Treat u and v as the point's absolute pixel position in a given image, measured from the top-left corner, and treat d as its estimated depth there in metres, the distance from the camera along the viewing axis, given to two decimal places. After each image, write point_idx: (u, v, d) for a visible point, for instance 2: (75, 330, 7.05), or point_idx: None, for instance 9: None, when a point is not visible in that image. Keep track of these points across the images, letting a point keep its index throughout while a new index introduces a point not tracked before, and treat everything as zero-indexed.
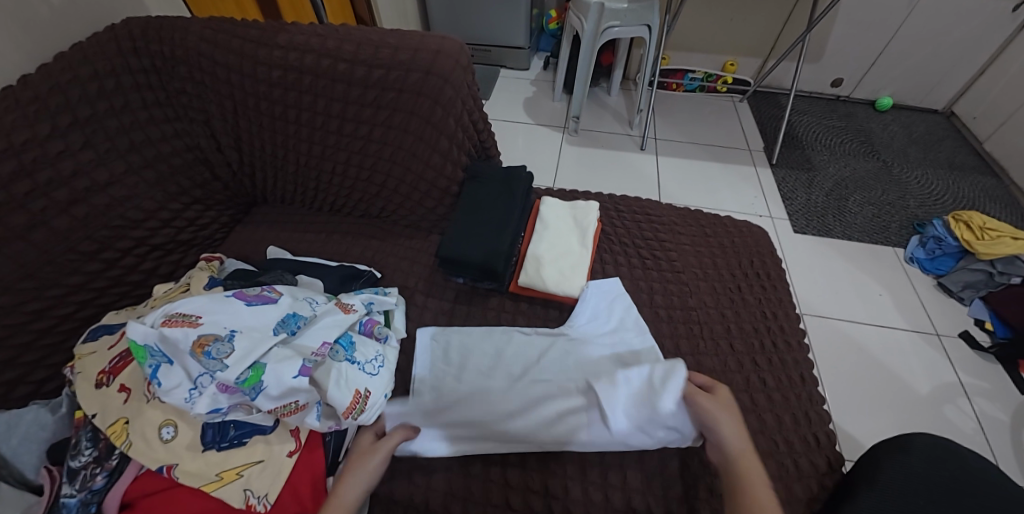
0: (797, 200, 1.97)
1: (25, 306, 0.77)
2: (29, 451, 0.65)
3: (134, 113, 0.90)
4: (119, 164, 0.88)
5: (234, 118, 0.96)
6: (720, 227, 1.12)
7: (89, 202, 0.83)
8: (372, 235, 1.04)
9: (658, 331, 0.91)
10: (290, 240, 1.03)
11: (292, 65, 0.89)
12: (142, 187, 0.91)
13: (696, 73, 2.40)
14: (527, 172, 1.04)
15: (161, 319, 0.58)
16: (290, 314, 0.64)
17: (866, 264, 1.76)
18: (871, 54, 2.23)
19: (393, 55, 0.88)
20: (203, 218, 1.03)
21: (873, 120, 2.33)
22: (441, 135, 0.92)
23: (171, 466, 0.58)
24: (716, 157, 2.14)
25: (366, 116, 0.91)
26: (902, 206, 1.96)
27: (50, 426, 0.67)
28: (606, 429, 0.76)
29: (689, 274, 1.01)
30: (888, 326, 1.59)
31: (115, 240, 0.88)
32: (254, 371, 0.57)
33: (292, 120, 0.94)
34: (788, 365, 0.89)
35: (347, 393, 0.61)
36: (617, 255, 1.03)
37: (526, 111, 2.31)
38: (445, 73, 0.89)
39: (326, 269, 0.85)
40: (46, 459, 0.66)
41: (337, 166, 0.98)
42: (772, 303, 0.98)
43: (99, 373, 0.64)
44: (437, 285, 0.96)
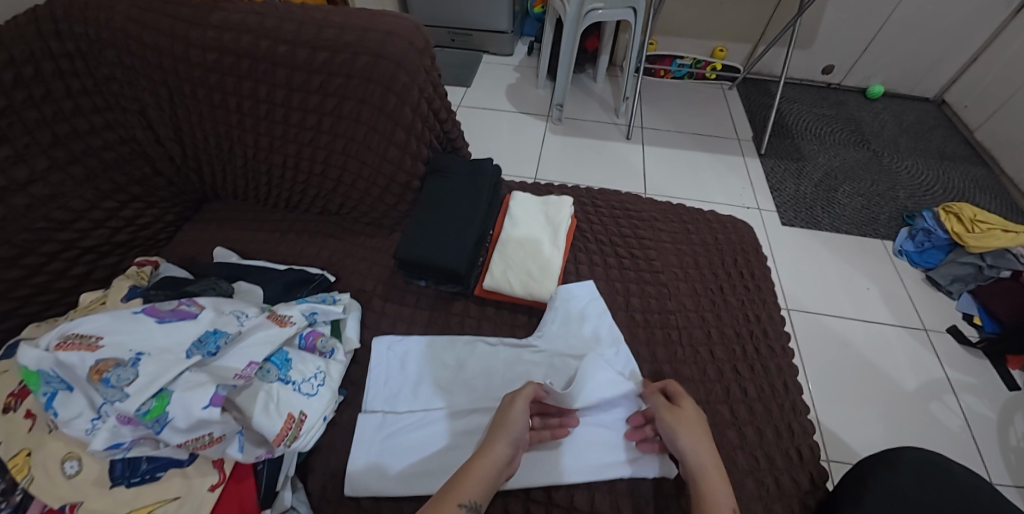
0: (785, 191, 1.92)
1: None
2: None
3: (57, 102, 0.81)
4: (41, 159, 0.79)
5: (171, 107, 0.88)
6: (702, 223, 1.06)
7: (6, 203, 0.75)
8: (330, 234, 0.96)
9: (633, 337, 0.85)
10: (240, 240, 0.96)
11: (228, 47, 0.81)
12: (69, 184, 0.83)
13: (685, 59, 2.33)
14: (493, 164, 0.97)
15: (57, 341, 0.51)
16: (211, 331, 0.57)
17: (854, 257, 1.71)
18: (862, 40, 2.16)
19: (339, 35, 0.81)
20: (144, 217, 0.95)
21: (864, 108, 2.28)
22: (397, 125, 0.84)
23: (74, 504, 0.51)
24: (704, 147, 2.08)
25: (313, 104, 0.83)
26: (892, 197, 1.92)
27: None
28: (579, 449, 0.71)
29: (669, 275, 0.94)
30: (876, 321, 1.54)
31: (39, 244, 0.80)
32: (159, 399, 0.50)
33: (234, 108, 0.86)
34: (771, 372, 0.83)
35: (277, 420, 0.54)
36: (592, 255, 0.96)
37: (509, 99, 2.23)
38: (398, 56, 0.81)
39: (269, 274, 0.78)
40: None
41: (287, 160, 0.91)
42: (755, 304, 0.92)
43: (8, 395, 0.56)
44: (397, 289, 0.89)
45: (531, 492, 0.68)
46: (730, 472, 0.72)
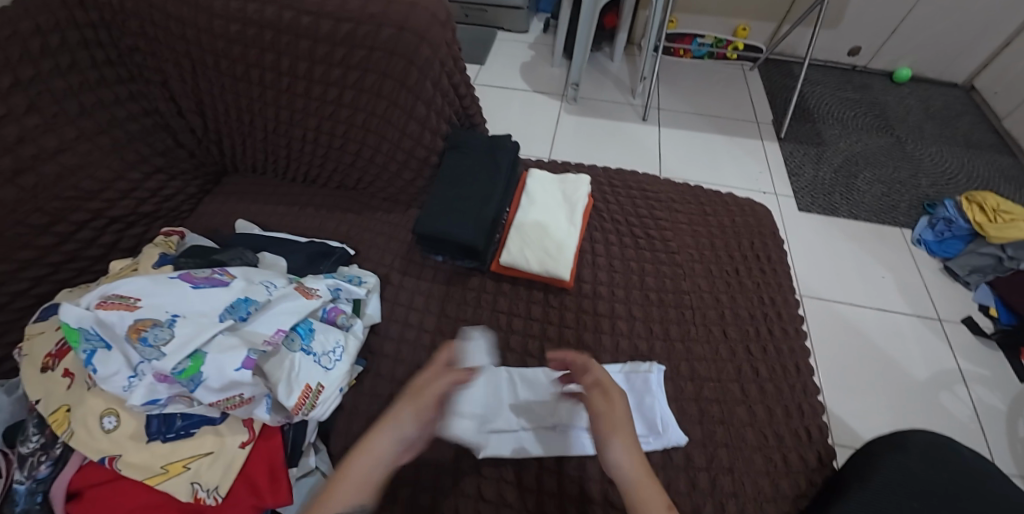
0: (803, 176, 1.89)
1: None
2: None
3: (83, 72, 0.83)
4: (69, 129, 0.81)
5: (194, 79, 0.89)
6: (720, 207, 1.05)
7: (37, 171, 0.77)
8: (348, 209, 0.98)
9: (646, 316, 0.85)
10: (260, 213, 0.97)
11: (250, 18, 0.80)
12: (96, 153, 0.85)
13: (705, 38, 2.27)
14: (512, 140, 0.97)
15: (98, 301, 0.54)
16: (241, 298, 0.58)
17: (872, 245, 1.70)
18: (893, 21, 2.10)
19: (362, 6, 0.80)
20: (167, 188, 0.96)
21: (890, 93, 2.22)
22: (418, 99, 0.84)
23: (113, 457, 0.53)
24: (721, 129, 2.05)
25: (335, 77, 0.83)
26: (913, 185, 1.88)
27: (6, 408, 0.62)
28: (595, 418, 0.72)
29: (684, 255, 0.94)
30: (889, 310, 1.54)
31: (68, 212, 0.82)
32: (194, 360, 0.52)
33: (257, 81, 0.86)
34: (783, 354, 0.84)
35: (293, 390, 0.57)
36: (608, 234, 0.96)
37: (524, 77, 2.20)
38: (421, 29, 0.80)
39: (291, 246, 0.80)
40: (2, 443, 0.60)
41: (307, 134, 0.91)
42: (770, 287, 0.92)
43: (46, 356, 0.59)
44: (415, 264, 0.90)
45: (545, 460, 0.70)
46: (738, 449, 0.73)
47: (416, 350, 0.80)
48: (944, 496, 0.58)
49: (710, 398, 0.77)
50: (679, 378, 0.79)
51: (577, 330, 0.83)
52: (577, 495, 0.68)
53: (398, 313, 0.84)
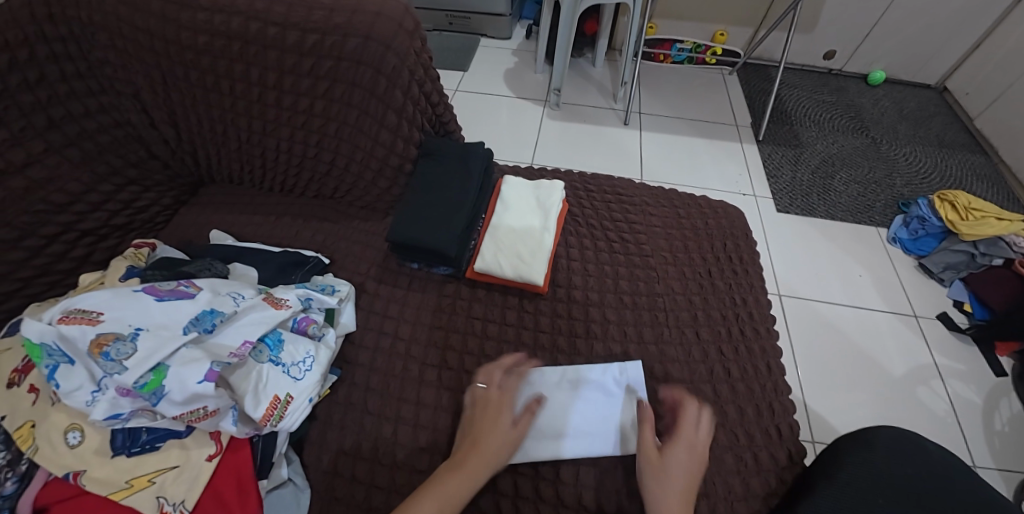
0: (781, 178, 1.92)
1: None
2: None
3: (52, 86, 0.82)
4: (38, 143, 0.81)
5: (164, 91, 0.89)
6: (694, 209, 1.06)
7: (4, 186, 0.77)
8: (324, 218, 0.98)
9: (620, 319, 0.86)
10: (236, 224, 0.97)
11: (217, 29, 0.81)
12: (65, 167, 0.85)
13: (684, 43, 2.31)
14: (485, 147, 0.97)
15: (59, 315, 0.53)
16: (207, 311, 0.58)
17: (848, 244, 1.73)
18: (864, 25, 2.15)
19: (328, 17, 0.80)
20: (142, 200, 0.96)
21: (864, 95, 2.27)
22: (389, 108, 0.85)
23: (77, 472, 0.53)
24: (701, 132, 2.08)
25: (304, 88, 0.84)
26: (888, 184, 1.92)
27: None
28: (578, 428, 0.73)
29: (658, 258, 0.95)
30: (866, 308, 1.57)
31: (38, 226, 0.81)
32: (156, 373, 0.52)
33: (227, 92, 0.87)
34: (755, 354, 0.85)
35: (260, 401, 0.57)
36: (583, 238, 0.97)
37: (507, 84, 2.22)
38: (387, 38, 0.81)
39: (264, 256, 0.80)
40: None
41: (280, 143, 0.92)
42: (742, 288, 0.93)
43: (12, 371, 0.58)
44: (391, 271, 0.91)
45: (518, 465, 0.71)
46: (709, 448, 0.74)
47: (391, 358, 0.80)
48: (907, 487, 0.59)
49: None
50: (652, 380, 0.80)
51: (551, 334, 0.84)
52: (550, 499, 0.68)
53: (373, 321, 0.84)
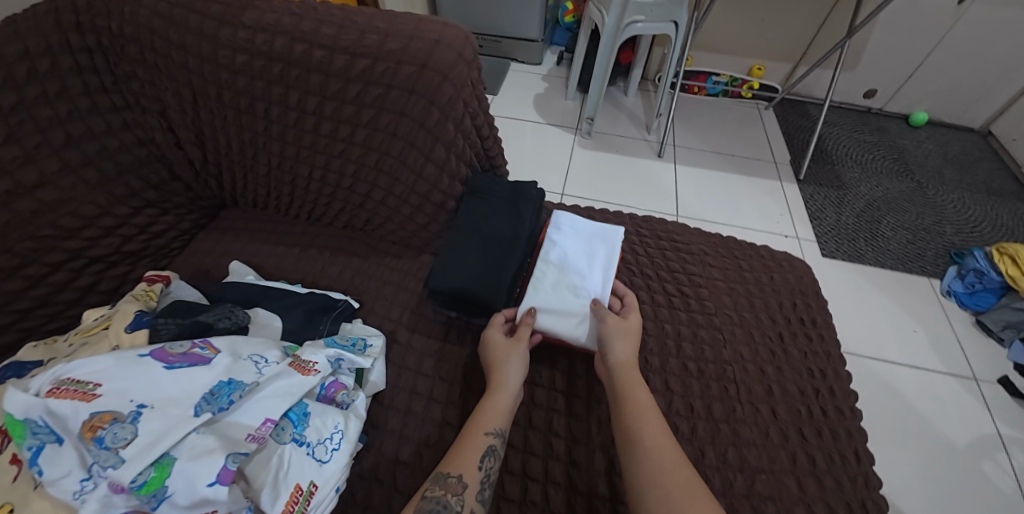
0: (825, 220, 1.82)
1: None
2: None
3: (73, 100, 0.75)
4: (52, 161, 0.73)
5: (194, 110, 0.81)
6: (757, 262, 0.96)
7: (9, 208, 0.69)
8: (354, 253, 0.89)
9: (685, 390, 0.75)
10: (258, 254, 0.89)
11: (259, 49, 0.73)
12: (81, 188, 0.76)
13: (721, 76, 2.25)
14: (538, 188, 0.88)
15: (49, 386, 0.44)
16: (225, 382, 0.50)
17: (901, 296, 1.61)
18: (910, 65, 2.07)
19: (381, 42, 0.73)
20: (159, 224, 0.88)
21: (906, 136, 2.18)
22: (438, 141, 0.77)
23: None
24: (737, 168, 1.99)
25: (347, 115, 0.76)
26: (937, 232, 1.81)
27: None
28: (583, 259, 0.82)
29: (722, 318, 0.85)
30: (924, 368, 1.44)
31: (43, 253, 0.73)
32: (159, 467, 0.43)
33: (261, 115, 0.79)
34: (840, 439, 0.73)
35: (280, 493, 0.48)
36: (639, 291, 0.88)
37: (537, 109, 2.15)
38: (444, 66, 0.73)
39: (290, 299, 0.71)
40: None
41: (313, 172, 0.84)
42: (818, 357, 0.82)
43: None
44: (426, 319, 0.81)
45: None
46: None
47: (425, 424, 0.69)
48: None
49: (763, 495, 0.66)
50: (726, 469, 0.68)
51: (607, 405, 0.73)
52: None
53: (406, 378, 0.74)
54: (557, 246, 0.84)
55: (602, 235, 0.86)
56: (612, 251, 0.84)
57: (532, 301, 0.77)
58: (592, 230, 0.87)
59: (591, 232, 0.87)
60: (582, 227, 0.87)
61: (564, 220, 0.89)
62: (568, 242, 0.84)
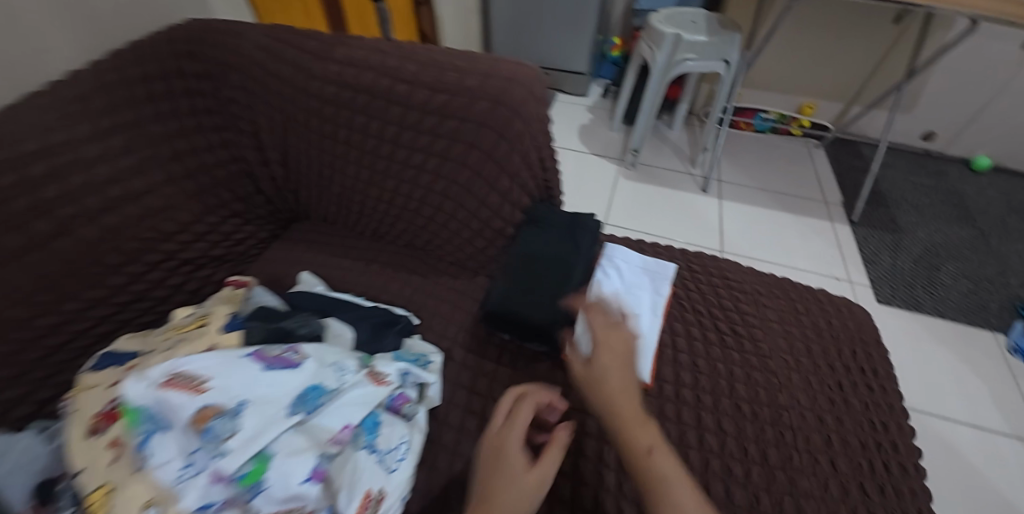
0: (879, 264, 1.76)
1: (37, 320, 0.69)
2: (18, 479, 0.60)
3: (180, 119, 0.84)
4: (158, 172, 0.81)
5: (283, 133, 0.89)
6: (812, 305, 0.95)
7: (121, 212, 0.77)
8: (413, 270, 0.94)
9: (738, 432, 0.74)
10: (326, 266, 0.95)
11: (348, 82, 0.81)
12: (179, 197, 0.84)
13: (769, 113, 2.24)
14: (594, 220, 0.91)
15: (164, 377, 0.49)
16: (312, 386, 0.55)
17: (963, 351, 1.53)
18: (971, 109, 2.02)
19: (460, 80, 0.79)
20: (239, 233, 0.95)
21: (968, 181, 2.09)
22: (504, 172, 0.81)
23: None
24: (785, 206, 1.96)
25: (422, 144, 0.82)
26: (1003, 284, 1.72)
27: (42, 458, 0.64)
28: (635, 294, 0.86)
29: (778, 361, 0.84)
30: (989, 431, 1.35)
31: (143, 253, 0.80)
32: (258, 462, 0.48)
33: (343, 140, 0.85)
34: (904, 497, 0.70)
35: (354, 497, 0.50)
36: (690, 326, 0.88)
37: (581, 138, 2.21)
38: (517, 103, 0.79)
39: (359, 312, 0.75)
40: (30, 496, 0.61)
41: (383, 194, 0.89)
42: (880, 409, 0.80)
43: (95, 416, 0.56)
44: (480, 339, 0.84)
45: None
46: None
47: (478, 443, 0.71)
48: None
49: None
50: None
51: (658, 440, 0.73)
52: None
53: (460, 396, 0.77)
54: (611, 280, 0.88)
55: (652, 273, 0.90)
56: (662, 288, 0.88)
57: (586, 333, 0.79)
58: (643, 267, 0.91)
59: (642, 267, 0.91)
60: (638, 262, 0.91)
61: (615, 255, 0.92)
62: (620, 279, 0.88)
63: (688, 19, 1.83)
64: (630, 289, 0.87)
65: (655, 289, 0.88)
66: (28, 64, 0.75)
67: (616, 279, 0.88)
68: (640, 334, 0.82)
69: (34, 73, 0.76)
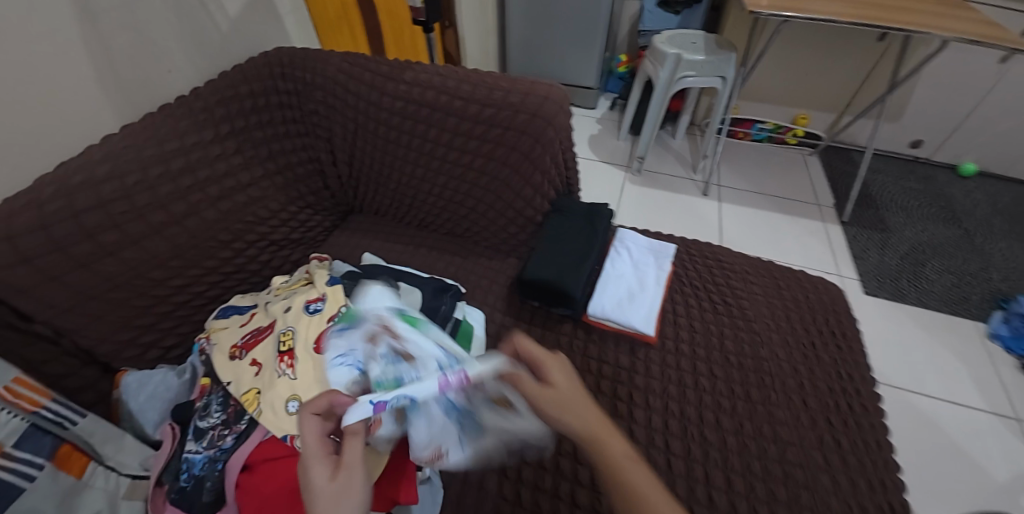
0: (868, 260, 1.92)
1: (169, 281, 0.88)
2: (154, 408, 0.79)
3: (274, 126, 1.04)
4: (257, 169, 1.01)
5: (353, 139, 1.09)
6: (793, 282, 1.12)
7: (231, 199, 0.96)
8: (455, 253, 1.13)
9: (727, 378, 0.91)
10: (383, 249, 1.13)
11: (413, 98, 1.01)
12: (271, 190, 1.04)
13: (765, 124, 2.43)
14: (608, 210, 1.09)
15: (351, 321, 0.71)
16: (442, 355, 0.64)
17: (944, 336, 1.67)
18: (954, 119, 2.19)
19: (505, 97, 0.98)
20: (311, 221, 1.14)
21: (954, 186, 2.25)
22: (537, 169, 1.00)
23: (293, 436, 0.66)
24: (780, 209, 2.13)
25: (470, 147, 1.01)
26: (984, 278, 1.87)
27: (174, 388, 0.82)
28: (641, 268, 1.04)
29: (761, 324, 1.01)
30: (965, 405, 1.49)
31: (245, 233, 0.99)
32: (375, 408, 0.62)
33: (404, 144, 1.05)
34: (864, 428, 0.87)
35: (426, 449, 0.63)
36: (688, 297, 1.06)
37: (591, 147, 2.40)
38: (550, 116, 0.97)
39: (420, 279, 0.93)
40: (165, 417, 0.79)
41: (434, 188, 1.09)
42: (847, 364, 0.97)
43: (234, 346, 0.76)
44: (514, 306, 1.03)
45: None
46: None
47: None
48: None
49: (793, 462, 0.81)
50: (761, 440, 0.83)
51: (662, 382, 0.90)
52: None
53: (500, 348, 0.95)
54: (621, 257, 1.06)
55: (657, 250, 1.08)
56: (666, 262, 1.05)
57: (601, 299, 0.97)
58: (650, 247, 1.09)
59: (648, 247, 1.09)
60: (644, 243, 1.09)
61: (626, 238, 1.11)
62: (629, 256, 1.06)
63: (690, 40, 2.04)
64: (637, 263, 1.04)
65: (660, 263, 1.05)
66: (161, 82, 0.95)
67: (625, 257, 1.06)
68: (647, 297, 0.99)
69: (165, 89, 0.97)
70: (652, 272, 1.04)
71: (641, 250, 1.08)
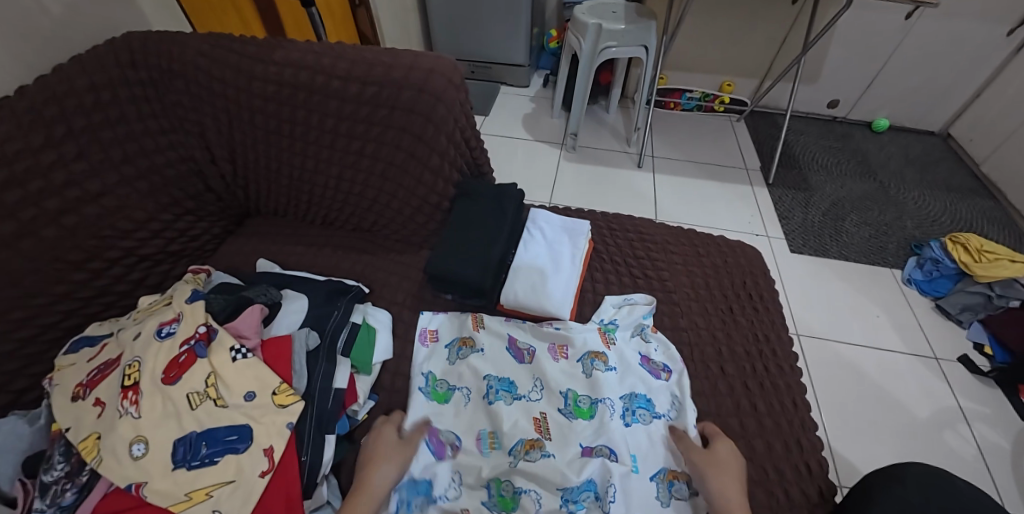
0: (794, 219, 1.97)
1: (8, 314, 0.75)
2: (5, 461, 0.64)
3: (129, 123, 0.90)
4: (112, 174, 0.88)
5: (229, 132, 0.97)
6: (712, 248, 1.10)
7: (79, 212, 0.83)
8: (362, 250, 1.04)
9: None
10: (280, 253, 1.03)
11: (286, 81, 0.90)
12: (134, 197, 0.91)
13: (693, 93, 2.44)
14: (517, 190, 1.03)
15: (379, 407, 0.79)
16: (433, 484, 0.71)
17: (865, 285, 1.74)
18: (867, 76, 2.25)
19: (387, 73, 0.89)
20: (195, 229, 1.03)
21: (870, 141, 2.35)
22: (433, 150, 0.92)
23: (140, 484, 0.59)
24: (712, 176, 2.15)
25: (359, 131, 0.92)
26: (899, 227, 1.96)
27: (26, 437, 0.68)
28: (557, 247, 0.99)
29: (681, 295, 0.99)
30: (887, 350, 1.56)
31: (104, 250, 0.87)
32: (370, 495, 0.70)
33: (287, 134, 0.95)
34: (781, 389, 0.86)
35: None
36: (608, 274, 1.02)
37: (526, 128, 2.33)
38: (439, 92, 0.89)
39: (314, 283, 0.86)
40: (21, 472, 0.65)
41: (328, 181, 0.99)
42: (764, 325, 0.96)
43: (77, 386, 0.66)
44: (425, 301, 0.96)
45: None
46: None
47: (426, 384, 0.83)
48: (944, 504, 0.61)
49: None
50: None
51: None
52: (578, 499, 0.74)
53: (408, 349, 0.88)
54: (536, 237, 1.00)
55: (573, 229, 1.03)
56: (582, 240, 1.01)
57: (515, 283, 0.92)
58: (565, 225, 1.03)
59: (563, 225, 1.04)
60: (560, 221, 1.03)
61: (540, 217, 1.05)
62: (544, 235, 1.00)
63: (609, 9, 1.99)
64: (552, 242, 0.99)
65: (575, 242, 1.00)
66: None
67: (540, 236, 1.00)
68: (562, 278, 0.94)
69: None
70: (567, 251, 0.99)
71: (556, 228, 1.02)
